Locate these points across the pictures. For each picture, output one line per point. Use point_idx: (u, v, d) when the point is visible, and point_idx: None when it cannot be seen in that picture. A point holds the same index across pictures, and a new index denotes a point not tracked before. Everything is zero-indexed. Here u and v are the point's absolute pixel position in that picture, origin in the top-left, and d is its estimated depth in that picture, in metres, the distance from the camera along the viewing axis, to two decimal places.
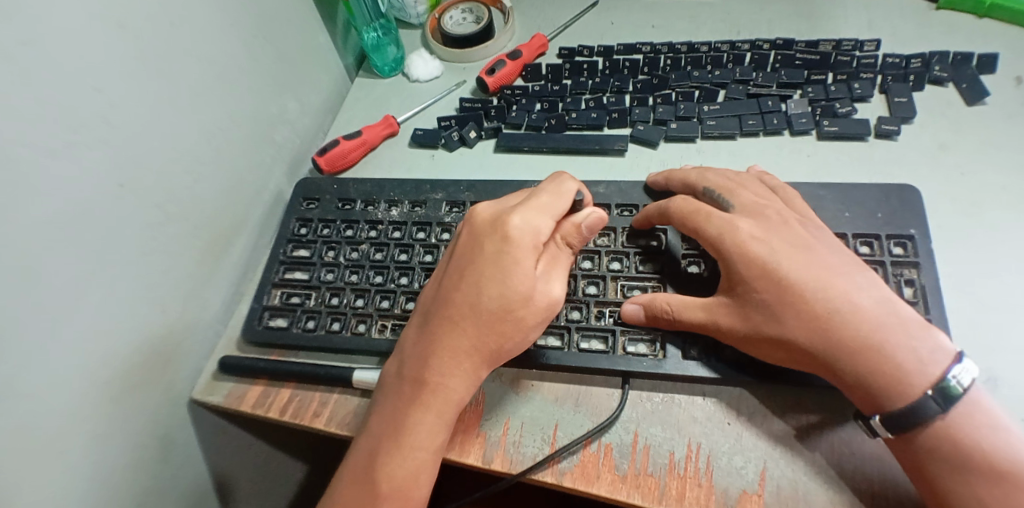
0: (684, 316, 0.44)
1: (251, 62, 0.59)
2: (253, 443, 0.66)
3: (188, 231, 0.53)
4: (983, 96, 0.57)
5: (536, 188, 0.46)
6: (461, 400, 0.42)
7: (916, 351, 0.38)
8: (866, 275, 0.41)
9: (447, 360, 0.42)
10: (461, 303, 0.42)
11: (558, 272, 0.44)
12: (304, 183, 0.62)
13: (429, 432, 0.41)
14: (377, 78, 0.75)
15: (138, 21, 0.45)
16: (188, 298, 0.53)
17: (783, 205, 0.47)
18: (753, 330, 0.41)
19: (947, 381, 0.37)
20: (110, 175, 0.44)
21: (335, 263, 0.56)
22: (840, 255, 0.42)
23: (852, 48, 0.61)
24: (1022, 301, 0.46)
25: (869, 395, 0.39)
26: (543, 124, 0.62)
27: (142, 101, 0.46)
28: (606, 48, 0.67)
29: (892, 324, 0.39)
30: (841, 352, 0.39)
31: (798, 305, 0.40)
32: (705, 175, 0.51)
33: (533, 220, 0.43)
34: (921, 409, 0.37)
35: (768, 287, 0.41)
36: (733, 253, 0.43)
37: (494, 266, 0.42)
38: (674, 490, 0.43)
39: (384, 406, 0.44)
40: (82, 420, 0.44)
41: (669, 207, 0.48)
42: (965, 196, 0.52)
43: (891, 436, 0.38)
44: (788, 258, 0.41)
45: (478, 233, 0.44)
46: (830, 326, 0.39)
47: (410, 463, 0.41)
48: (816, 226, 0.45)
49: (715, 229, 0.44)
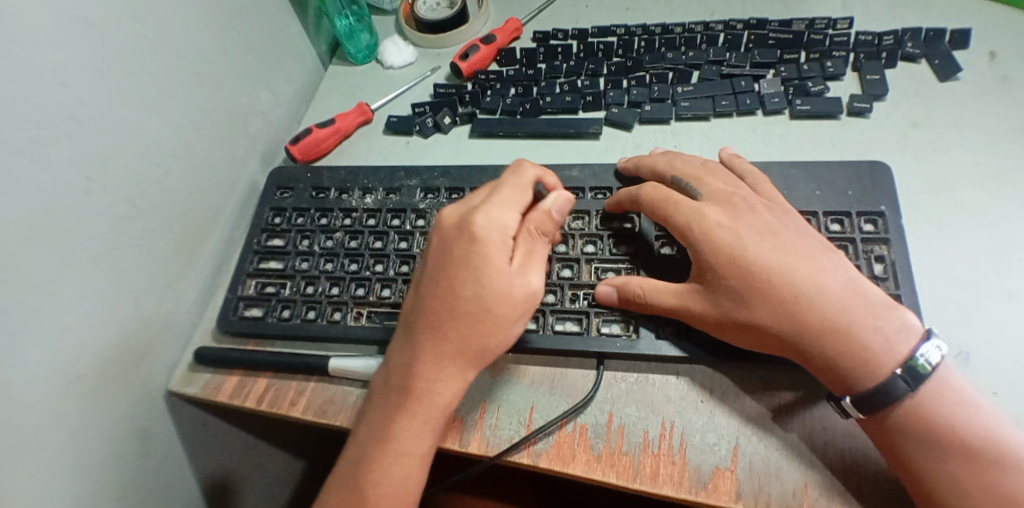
0: (656, 302, 0.44)
1: (222, 54, 0.58)
2: (236, 437, 0.66)
3: (161, 225, 0.52)
4: (955, 72, 0.57)
5: (500, 182, 0.46)
6: (448, 403, 0.42)
7: (882, 331, 0.38)
8: (832, 256, 0.42)
9: (429, 364, 0.42)
10: (439, 307, 0.42)
11: (535, 263, 0.44)
12: (278, 172, 0.62)
13: (416, 439, 0.41)
14: (350, 65, 0.74)
15: (103, 14, 0.45)
16: (163, 291, 0.53)
17: (751, 191, 0.47)
18: (723, 317, 0.42)
19: (916, 359, 0.37)
20: (78, 168, 0.44)
21: (309, 252, 0.55)
22: (807, 237, 0.43)
23: (825, 26, 0.61)
24: (989, 274, 0.46)
25: (838, 377, 0.39)
26: (517, 108, 0.62)
27: (108, 95, 0.46)
28: (580, 32, 0.67)
29: (858, 305, 0.39)
30: (810, 334, 0.39)
31: (765, 290, 0.40)
32: (673, 162, 0.51)
33: (498, 217, 0.43)
34: (889, 389, 0.37)
35: (737, 274, 0.41)
36: (701, 241, 0.43)
37: (466, 268, 0.42)
38: (648, 469, 0.43)
39: (371, 416, 0.44)
40: (56, 416, 0.43)
41: (639, 194, 0.48)
42: (936, 173, 0.52)
43: (863, 416, 0.39)
44: (755, 245, 0.41)
45: (446, 237, 0.44)
46: (797, 310, 0.39)
47: (400, 472, 0.41)
48: (783, 209, 0.45)
49: (683, 218, 0.44)
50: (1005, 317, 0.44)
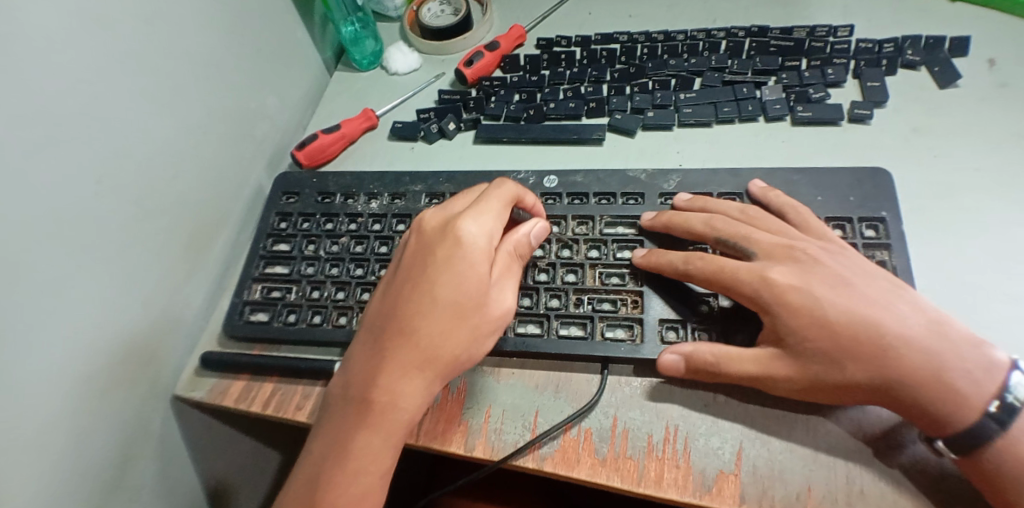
0: (732, 373, 0.42)
1: (229, 60, 0.58)
2: (239, 440, 0.66)
3: (169, 229, 0.53)
4: (955, 79, 0.57)
5: (482, 194, 0.47)
6: (411, 417, 0.42)
7: (971, 374, 0.37)
8: (906, 299, 0.41)
9: (398, 374, 0.41)
10: (414, 314, 0.42)
11: (509, 281, 0.45)
12: (284, 177, 0.62)
13: (377, 451, 0.41)
14: (355, 71, 0.75)
15: (114, 21, 0.45)
16: (170, 295, 0.53)
17: (804, 236, 0.46)
18: (812, 382, 0.40)
19: (1007, 397, 0.37)
20: (88, 172, 0.44)
21: (315, 256, 0.56)
22: (876, 283, 0.42)
23: (826, 34, 0.62)
24: (992, 280, 0.46)
25: (933, 424, 0.38)
26: (521, 114, 0.63)
27: (118, 100, 0.46)
28: (583, 39, 0.67)
29: (945, 350, 0.38)
30: (903, 388, 0.38)
31: (852, 349, 0.39)
32: (712, 221, 0.48)
33: (483, 225, 0.44)
34: (983, 430, 0.36)
35: (821, 336, 0.39)
36: (776, 305, 0.41)
37: (446, 275, 0.42)
38: (652, 473, 0.43)
39: (330, 427, 0.43)
40: (64, 419, 0.44)
41: (690, 268, 0.46)
42: (937, 179, 0.52)
43: (958, 457, 0.38)
44: (832, 303, 0.40)
45: (429, 245, 0.44)
46: (889, 365, 0.38)
47: (355, 488, 0.40)
48: (837, 247, 0.44)
49: (751, 280, 0.43)
50: (1008, 322, 0.44)
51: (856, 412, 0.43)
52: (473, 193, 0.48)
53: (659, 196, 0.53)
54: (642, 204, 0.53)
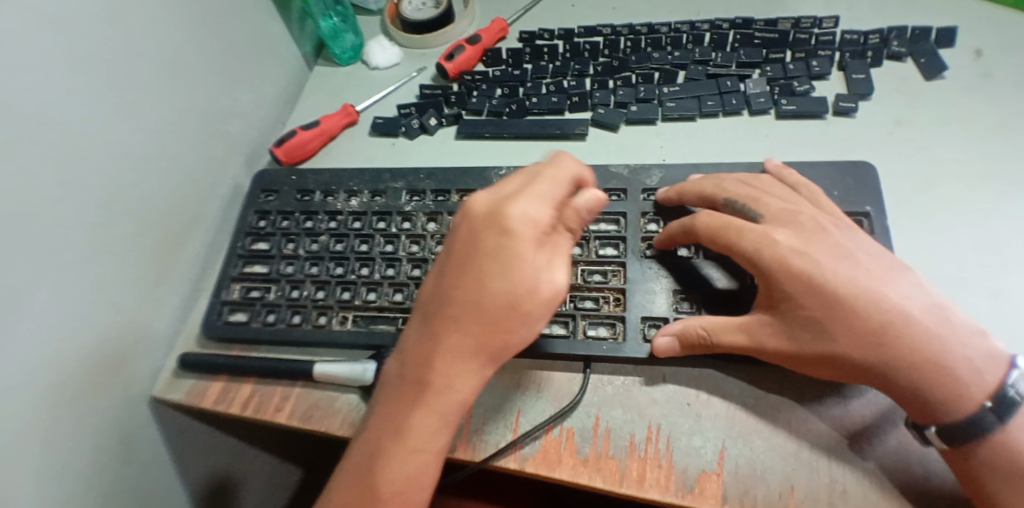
0: (720, 340, 0.43)
1: (201, 56, 0.57)
2: (222, 441, 0.65)
3: (139, 228, 0.51)
4: (941, 70, 0.57)
5: (535, 173, 0.41)
6: (465, 399, 0.39)
7: (972, 362, 0.37)
8: (911, 280, 0.40)
9: (448, 359, 0.38)
10: (463, 299, 0.38)
11: (559, 259, 0.40)
12: (262, 175, 0.61)
13: (430, 433, 0.39)
14: (335, 66, 0.74)
15: (78, 17, 0.44)
16: (143, 296, 0.52)
17: (812, 209, 0.45)
18: (802, 351, 0.40)
19: (1005, 390, 0.36)
20: (52, 172, 0.43)
21: (294, 255, 0.55)
22: (884, 261, 0.41)
23: (811, 25, 0.61)
24: (977, 275, 0.46)
25: (925, 407, 0.37)
26: (503, 109, 0.62)
27: (82, 97, 0.45)
28: (566, 32, 0.66)
29: (946, 333, 0.37)
30: (897, 364, 0.37)
31: (848, 318, 0.38)
32: (721, 187, 0.48)
33: (534, 208, 0.38)
34: (979, 422, 0.36)
35: (818, 304, 0.39)
36: (775, 270, 0.40)
37: (494, 260, 0.38)
38: (634, 473, 0.43)
39: (384, 404, 0.41)
40: (33, 426, 0.42)
41: (694, 223, 0.45)
42: (921, 172, 0.52)
43: (946, 447, 0.37)
44: (835, 272, 0.39)
45: (476, 224, 0.39)
46: (883, 339, 0.38)
47: (412, 465, 0.38)
48: (848, 225, 0.43)
49: (750, 245, 0.42)
50: (987, 315, 0.44)
51: (839, 410, 0.42)
52: (527, 174, 0.42)
53: (641, 192, 0.53)
54: (625, 200, 0.53)
